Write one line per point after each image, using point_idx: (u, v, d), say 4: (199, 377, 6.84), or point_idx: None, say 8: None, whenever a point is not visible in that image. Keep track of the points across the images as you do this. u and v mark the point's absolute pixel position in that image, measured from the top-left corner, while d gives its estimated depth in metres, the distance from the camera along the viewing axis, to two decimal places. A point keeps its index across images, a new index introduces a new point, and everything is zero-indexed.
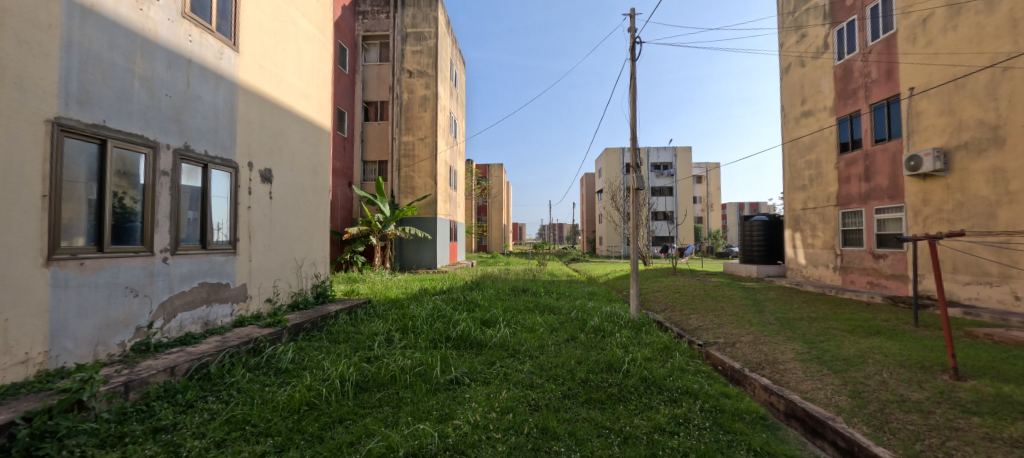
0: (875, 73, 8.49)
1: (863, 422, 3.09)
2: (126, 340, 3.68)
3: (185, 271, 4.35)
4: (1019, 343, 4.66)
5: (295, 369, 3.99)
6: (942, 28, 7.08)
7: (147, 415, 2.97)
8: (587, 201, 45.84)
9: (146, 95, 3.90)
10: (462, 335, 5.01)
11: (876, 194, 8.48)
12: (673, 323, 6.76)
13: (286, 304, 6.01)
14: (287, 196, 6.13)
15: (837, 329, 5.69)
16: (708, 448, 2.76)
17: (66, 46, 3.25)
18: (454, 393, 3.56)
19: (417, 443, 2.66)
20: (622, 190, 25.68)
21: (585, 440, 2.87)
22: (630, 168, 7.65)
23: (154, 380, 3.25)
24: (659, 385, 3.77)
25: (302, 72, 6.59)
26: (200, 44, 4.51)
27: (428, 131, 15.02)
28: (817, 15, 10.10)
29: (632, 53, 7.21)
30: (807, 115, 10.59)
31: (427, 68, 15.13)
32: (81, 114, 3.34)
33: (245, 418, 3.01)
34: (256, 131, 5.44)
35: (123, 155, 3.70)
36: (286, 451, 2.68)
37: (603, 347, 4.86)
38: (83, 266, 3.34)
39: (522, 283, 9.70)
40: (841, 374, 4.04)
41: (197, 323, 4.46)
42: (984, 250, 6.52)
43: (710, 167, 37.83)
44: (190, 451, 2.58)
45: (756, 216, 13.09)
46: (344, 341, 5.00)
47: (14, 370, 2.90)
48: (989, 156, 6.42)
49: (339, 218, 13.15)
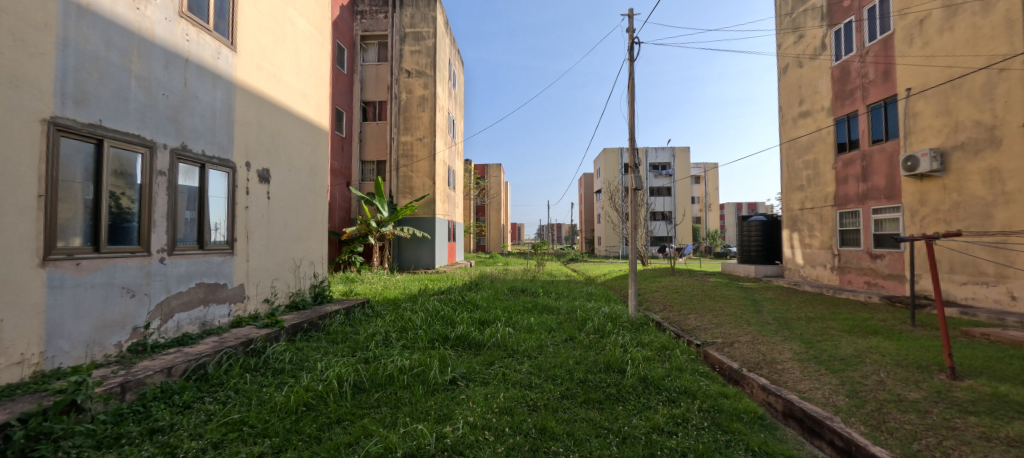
0: (872, 74, 8.52)
1: (861, 422, 3.10)
2: (123, 340, 3.66)
3: (182, 271, 4.34)
4: (1016, 342, 4.68)
5: (293, 370, 3.98)
6: (939, 29, 7.11)
7: (143, 416, 2.96)
8: (586, 201, 45.88)
9: (144, 94, 3.89)
10: (460, 335, 5.01)
11: (874, 194, 8.50)
12: (672, 323, 6.78)
13: (284, 305, 5.99)
14: (284, 196, 6.11)
15: (835, 329, 5.71)
16: (706, 448, 2.76)
17: (63, 46, 3.23)
18: (453, 394, 3.56)
19: (415, 444, 2.66)
20: (621, 191, 25.69)
21: (583, 440, 2.87)
22: (628, 168, 7.65)
23: (151, 381, 3.24)
24: (657, 385, 3.77)
25: (300, 72, 6.57)
26: (197, 44, 4.49)
27: (426, 131, 15.01)
28: (815, 16, 10.12)
29: (632, 53, 7.22)
30: (805, 115, 10.62)
31: (425, 68, 15.11)
32: (78, 113, 3.32)
33: (242, 418, 2.99)
34: (254, 131, 5.42)
35: (120, 155, 3.68)
36: (283, 451, 2.67)
37: (602, 347, 4.86)
38: (79, 266, 3.32)
39: (521, 283, 9.69)
40: (838, 373, 4.05)
41: (194, 323, 4.45)
42: (980, 250, 6.54)
43: (708, 167, 37.87)
44: (187, 452, 2.57)
45: (755, 216, 13.11)
46: (342, 341, 4.99)
47: (9, 371, 2.88)
48: (985, 157, 6.45)
49: (337, 218, 13.13)
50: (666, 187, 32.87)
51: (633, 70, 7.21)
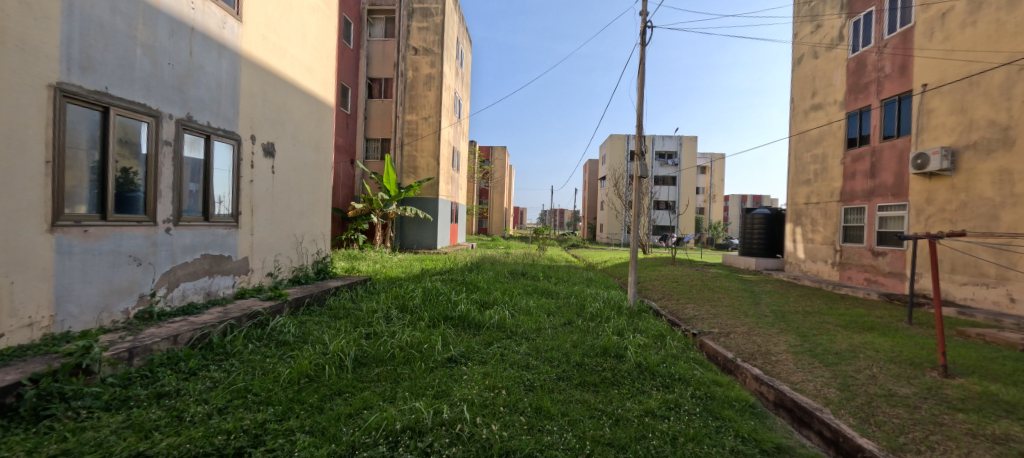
0: (889, 67, 8.35)
1: (850, 414, 3.16)
2: (131, 307, 3.74)
3: (188, 242, 4.38)
4: (1011, 344, 4.71)
5: (296, 343, 4.05)
6: (961, 23, 6.93)
7: (150, 381, 3.04)
8: (590, 188, 45.67)
9: (149, 63, 3.86)
10: (461, 315, 5.08)
11: (880, 191, 8.45)
12: (669, 311, 6.84)
13: (287, 279, 6.07)
14: (289, 171, 6.12)
15: (831, 323, 5.78)
16: (697, 433, 2.83)
17: (68, 10, 3.19)
18: (451, 371, 3.63)
19: (414, 418, 2.74)
20: (626, 178, 25.51)
21: (577, 421, 2.95)
22: (634, 155, 7.53)
23: (157, 348, 3.33)
24: (652, 372, 3.84)
25: (305, 45, 6.47)
26: (202, 13, 4.43)
27: (432, 111, 14.96)
28: (834, 5, 9.87)
29: (642, 37, 7.07)
30: (816, 108, 10.46)
31: (432, 46, 14.97)
32: (83, 80, 3.30)
33: (246, 386, 3.07)
34: (259, 104, 5.40)
35: (126, 124, 3.68)
36: (286, 419, 2.75)
37: (599, 332, 4.92)
38: (87, 233, 3.37)
39: (521, 266, 9.73)
40: (831, 367, 4.11)
41: (199, 293, 4.52)
42: (983, 251, 6.53)
43: (715, 157, 37.45)
44: (194, 416, 2.64)
45: (759, 208, 13.01)
46: (344, 317, 5.07)
47: (21, 333, 2.96)
48: (997, 158, 6.36)
49: (341, 196, 13.11)
50: (671, 176, 32.61)
51: (643, 56, 7.08)
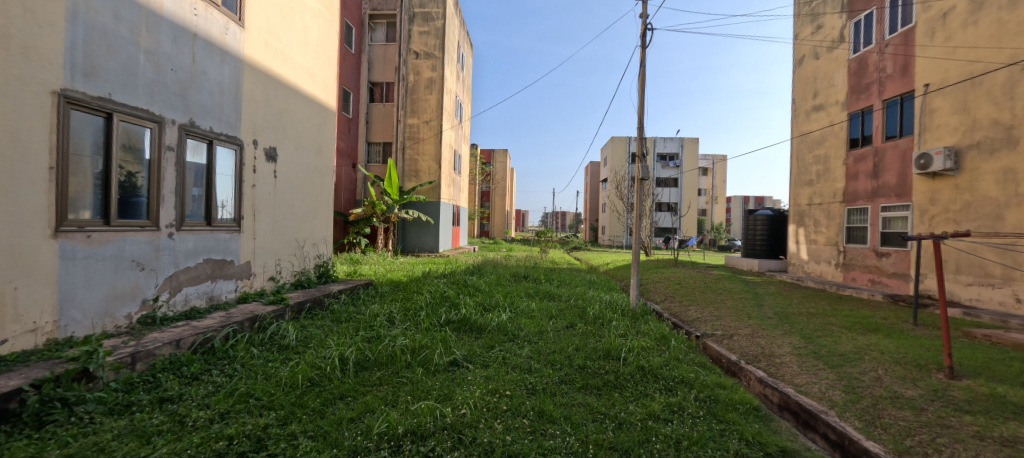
0: (891, 67, 8.33)
1: (856, 417, 3.13)
2: (133, 312, 3.75)
3: (191, 247, 4.40)
4: (1018, 345, 4.66)
5: (298, 347, 4.04)
6: (963, 23, 6.92)
7: (153, 386, 3.04)
8: (592, 190, 45.66)
9: (152, 69, 3.88)
10: (462, 318, 5.06)
11: (884, 191, 8.42)
12: (672, 314, 6.82)
13: (289, 283, 6.07)
14: (291, 175, 6.15)
15: (835, 325, 5.74)
16: (700, 436, 2.81)
17: (72, 17, 3.22)
18: (454, 375, 3.62)
19: (416, 421, 2.73)
20: (628, 180, 25.46)
21: (580, 424, 2.94)
22: (635, 157, 7.50)
23: (160, 352, 3.33)
24: (655, 374, 3.82)
25: (307, 51, 6.51)
26: (205, 18, 4.46)
27: (433, 114, 15.00)
28: (834, 5, 9.87)
29: (643, 40, 7.08)
30: (818, 109, 10.43)
31: (433, 50, 15.01)
32: (87, 86, 3.32)
33: (249, 391, 3.07)
34: (261, 109, 5.43)
35: (129, 130, 3.71)
36: (287, 423, 2.74)
37: (601, 335, 4.90)
38: (90, 238, 3.38)
39: (523, 269, 9.70)
40: (836, 369, 4.08)
41: (202, 297, 4.53)
42: (988, 251, 6.49)
43: (716, 158, 37.32)
44: (196, 421, 2.64)
45: (761, 210, 12.96)
46: (345, 320, 5.06)
47: (24, 338, 2.96)
48: (1001, 157, 6.33)
49: (343, 200, 13.14)
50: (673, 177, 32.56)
51: (643, 60, 7.08)
